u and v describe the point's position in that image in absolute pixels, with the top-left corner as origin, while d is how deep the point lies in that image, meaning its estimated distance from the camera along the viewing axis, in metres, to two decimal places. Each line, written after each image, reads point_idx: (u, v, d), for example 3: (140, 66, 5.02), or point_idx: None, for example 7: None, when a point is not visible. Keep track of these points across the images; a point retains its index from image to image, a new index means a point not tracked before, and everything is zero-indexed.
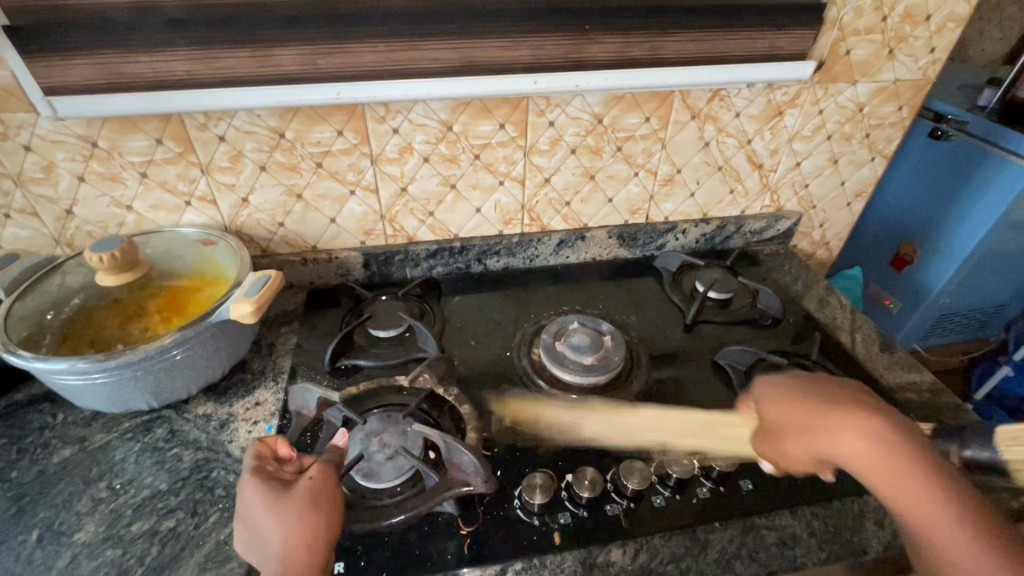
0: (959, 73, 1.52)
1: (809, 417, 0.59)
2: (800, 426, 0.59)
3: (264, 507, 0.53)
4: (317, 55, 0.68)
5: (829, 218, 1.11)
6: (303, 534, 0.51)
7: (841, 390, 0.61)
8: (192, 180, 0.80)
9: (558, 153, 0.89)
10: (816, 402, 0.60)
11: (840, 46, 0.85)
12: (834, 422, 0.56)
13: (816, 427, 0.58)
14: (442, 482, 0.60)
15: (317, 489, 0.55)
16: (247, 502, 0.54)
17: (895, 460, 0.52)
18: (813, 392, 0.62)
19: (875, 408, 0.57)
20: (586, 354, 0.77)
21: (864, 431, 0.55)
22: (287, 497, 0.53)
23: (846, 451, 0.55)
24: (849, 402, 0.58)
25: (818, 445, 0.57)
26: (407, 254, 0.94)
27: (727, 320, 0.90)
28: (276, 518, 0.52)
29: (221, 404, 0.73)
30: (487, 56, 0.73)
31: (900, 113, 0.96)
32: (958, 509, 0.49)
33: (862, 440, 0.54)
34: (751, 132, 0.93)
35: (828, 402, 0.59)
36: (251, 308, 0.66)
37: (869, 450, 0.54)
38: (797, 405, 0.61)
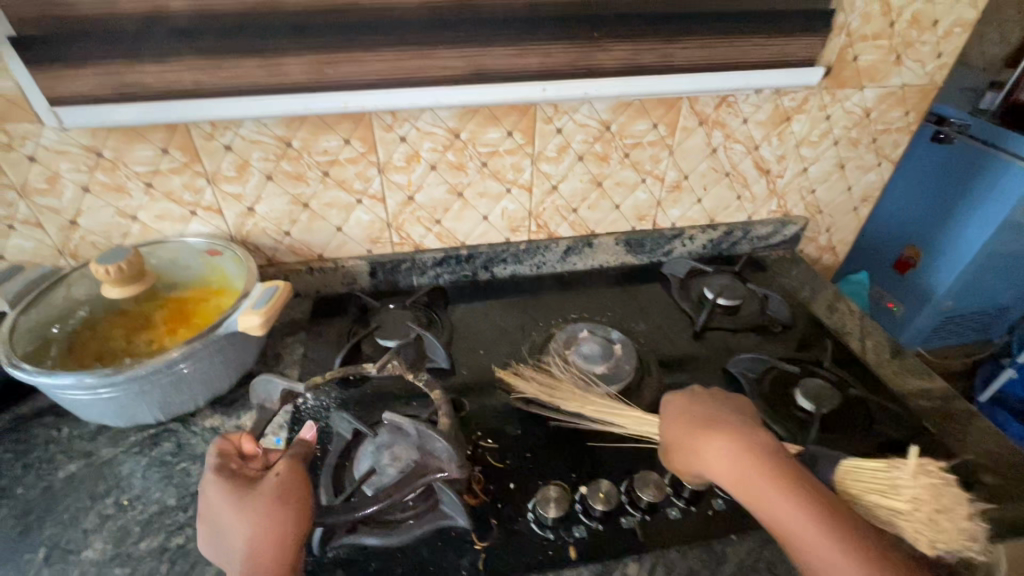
0: (960, 77, 1.52)
1: (689, 437, 0.60)
2: (681, 442, 0.61)
3: (226, 506, 0.53)
4: (325, 63, 0.68)
5: (835, 223, 1.10)
6: (269, 534, 0.50)
7: (724, 411, 0.62)
8: (198, 190, 0.79)
9: (565, 160, 0.88)
10: (698, 422, 0.61)
11: (848, 52, 0.85)
12: (710, 442, 0.58)
13: (696, 444, 0.59)
14: (417, 470, 0.57)
15: (282, 485, 0.54)
16: (209, 498, 0.54)
17: (761, 475, 0.53)
18: (696, 411, 0.63)
19: (747, 430, 0.59)
20: (596, 364, 0.77)
21: (737, 450, 0.56)
22: (250, 496, 0.53)
23: (720, 469, 0.56)
24: (725, 423, 0.60)
25: (697, 463, 0.59)
26: (414, 263, 0.93)
27: (736, 327, 0.90)
28: (240, 518, 0.51)
29: (228, 416, 0.72)
30: (496, 63, 0.72)
31: (907, 118, 0.96)
32: (822, 528, 0.49)
33: (733, 458, 0.56)
34: (758, 138, 0.93)
35: (707, 422, 0.61)
36: (260, 320, 0.65)
37: (740, 466, 0.55)
38: (677, 423, 0.63)
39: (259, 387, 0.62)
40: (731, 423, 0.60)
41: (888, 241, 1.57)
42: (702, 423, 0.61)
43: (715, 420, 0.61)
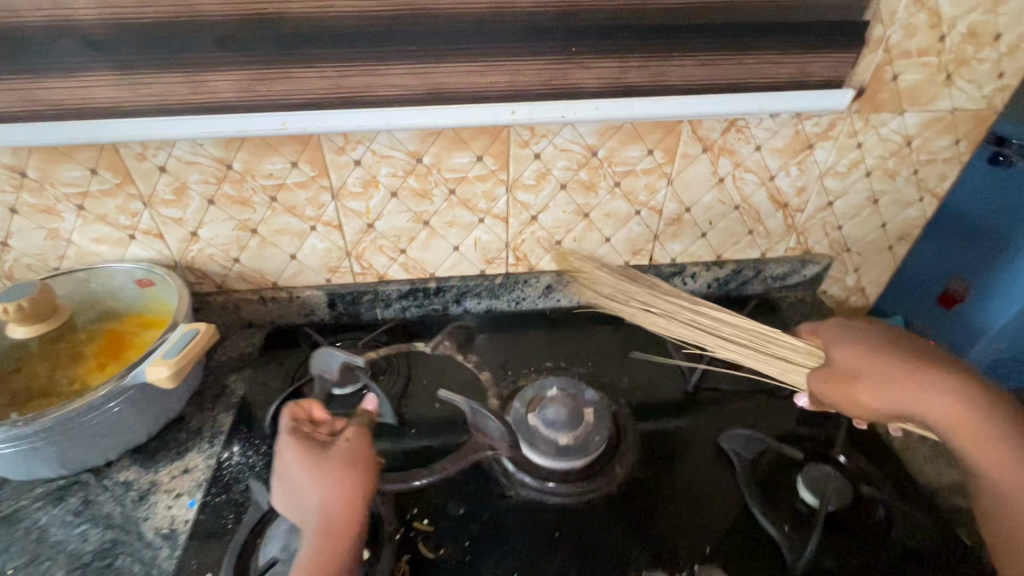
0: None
1: (891, 375, 0.57)
2: (875, 375, 0.57)
3: (305, 462, 0.53)
4: (256, 81, 0.59)
5: (865, 262, 0.96)
6: (343, 496, 0.52)
7: (887, 341, 0.60)
8: (134, 214, 0.72)
9: (545, 188, 0.78)
10: (893, 360, 0.57)
11: (886, 70, 0.71)
12: (924, 381, 0.55)
13: (916, 385, 0.56)
14: (470, 448, 0.63)
15: (353, 450, 0.55)
16: (285, 456, 0.55)
17: (989, 414, 0.53)
18: (876, 343, 0.60)
19: (930, 360, 0.57)
20: (559, 433, 0.65)
21: (950, 388, 0.55)
22: (326, 457, 0.54)
23: (938, 412, 0.54)
24: (915, 358, 0.58)
25: (893, 402, 0.56)
26: (377, 295, 0.85)
27: (737, 387, 0.77)
28: (320, 477, 0.53)
29: (146, 469, 0.65)
30: (455, 82, 0.62)
31: (957, 147, 0.82)
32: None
33: (959, 395, 0.54)
34: (774, 168, 0.80)
35: (886, 357, 0.58)
36: (168, 371, 0.57)
37: (959, 400, 0.54)
38: (863, 357, 0.59)
39: (320, 360, 0.71)
40: (909, 353, 0.58)
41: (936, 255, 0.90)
42: (912, 362, 0.57)
43: (906, 357, 0.58)
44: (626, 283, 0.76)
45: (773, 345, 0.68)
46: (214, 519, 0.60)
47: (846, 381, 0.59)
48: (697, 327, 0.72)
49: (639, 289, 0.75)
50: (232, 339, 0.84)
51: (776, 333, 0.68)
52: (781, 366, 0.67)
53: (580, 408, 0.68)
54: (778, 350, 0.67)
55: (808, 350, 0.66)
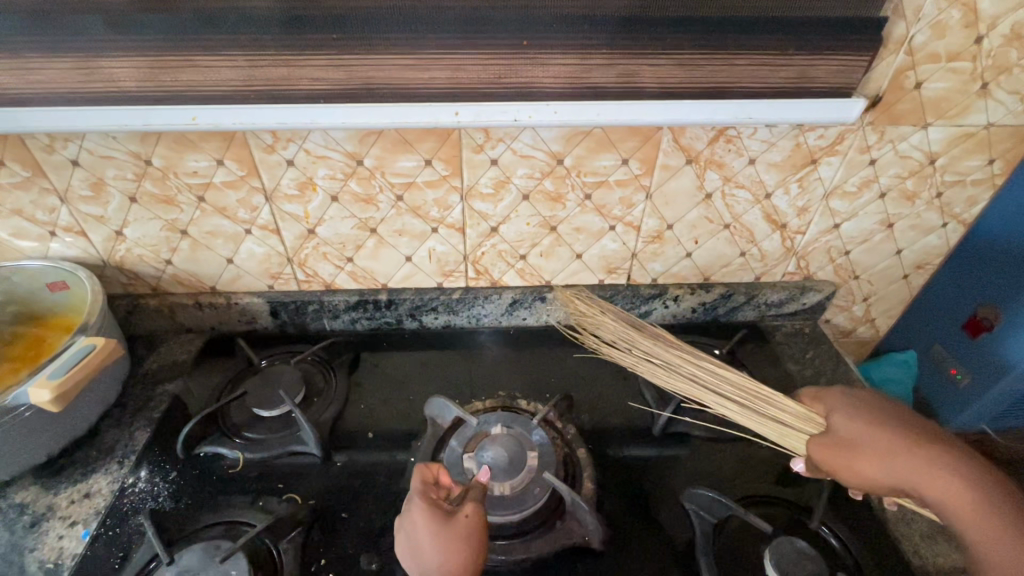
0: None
1: (894, 440, 0.49)
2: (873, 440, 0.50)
3: (428, 528, 0.49)
4: (159, 69, 0.52)
5: (876, 292, 0.85)
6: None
7: (901, 408, 0.53)
8: (51, 209, 0.66)
9: (505, 198, 0.69)
10: (898, 426, 0.50)
11: (907, 76, 0.60)
12: (929, 446, 0.48)
13: (921, 450, 0.48)
14: (560, 531, 0.57)
15: (472, 528, 0.50)
16: (410, 515, 0.51)
17: (999, 498, 0.45)
18: (885, 406, 0.53)
19: (939, 433, 0.50)
20: (495, 482, 0.58)
21: (958, 458, 0.47)
22: (446, 534, 0.49)
23: (940, 485, 0.46)
24: (926, 427, 0.50)
25: (891, 469, 0.48)
26: (322, 305, 0.78)
27: (711, 432, 0.68)
28: (435, 549, 0.48)
29: (46, 490, 0.60)
30: (388, 77, 0.54)
31: (989, 168, 0.70)
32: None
33: (965, 469, 0.46)
34: (770, 184, 0.70)
35: (892, 419, 0.51)
36: (52, 394, 0.52)
37: (966, 475, 0.46)
38: (866, 419, 0.52)
39: (435, 407, 0.66)
40: (920, 422, 0.51)
41: (957, 279, 0.81)
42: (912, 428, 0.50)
43: (914, 423, 0.51)
44: (635, 333, 0.71)
45: (771, 408, 0.61)
46: (102, 556, 0.54)
47: (838, 445, 0.52)
48: (696, 382, 0.66)
49: (641, 337, 0.70)
50: (168, 346, 0.78)
51: (773, 394, 0.62)
52: (777, 430, 0.60)
53: (523, 449, 0.61)
54: (778, 414, 0.60)
55: (805, 416, 0.58)
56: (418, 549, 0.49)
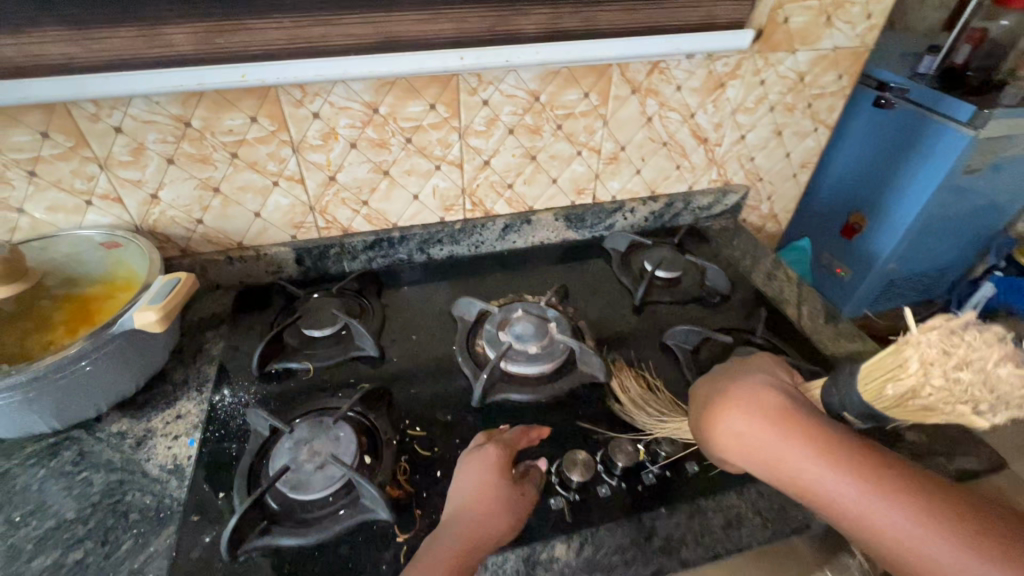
0: (884, 55, 1.61)
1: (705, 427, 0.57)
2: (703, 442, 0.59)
3: (483, 494, 0.55)
4: (214, 32, 0.62)
5: (776, 190, 1.10)
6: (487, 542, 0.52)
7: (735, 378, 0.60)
8: (90, 177, 0.72)
9: (494, 134, 0.84)
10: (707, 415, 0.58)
11: (778, 13, 0.83)
12: (759, 429, 0.52)
13: (755, 436, 0.52)
14: (576, 375, 0.73)
15: (519, 504, 0.56)
16: (480, 470, 0.58)
17: (787, 463, 0.49)
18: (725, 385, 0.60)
19: (766, 396, 0.54)
20: (529, 344, 0.74)
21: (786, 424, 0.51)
22: (500, 495, 0.55)
23: (749, 458, 0.53)
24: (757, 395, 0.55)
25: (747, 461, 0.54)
26: (343, 247, 0.89)
27: (678, 298, 0.89)
28: (484, 509, 0.54)
29: (137, 419, 0.68)
30: (406, 31, 0.67)
31: (840, 82, 0.96)
32: (868, 503, 0.45)
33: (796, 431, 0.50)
34: (693, 105, 0.91)
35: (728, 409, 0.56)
36: (157, 315, 0.60)
37: (799, 441, 0.49)
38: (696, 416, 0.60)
39: (461, 306, 0.81)
40: (748, 387, 0.56)
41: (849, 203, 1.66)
42: (713, 406, 0.57)
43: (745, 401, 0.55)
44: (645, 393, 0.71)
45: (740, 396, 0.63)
46: (214, 450, 0.64)
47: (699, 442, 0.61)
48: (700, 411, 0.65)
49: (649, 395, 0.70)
50: (202, 302, 0.85)
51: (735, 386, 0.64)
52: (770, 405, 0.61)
53: (544, 322, 0.77)
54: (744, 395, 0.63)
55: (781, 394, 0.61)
56: (464, 505, 0.54)
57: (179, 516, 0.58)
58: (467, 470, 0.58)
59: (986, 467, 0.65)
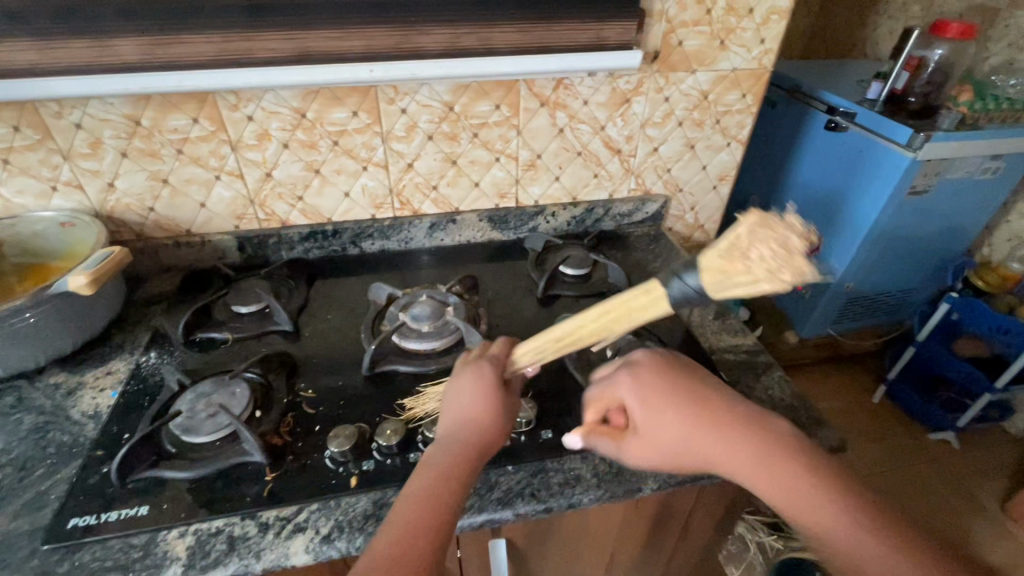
0: (838, 81, 1.67)
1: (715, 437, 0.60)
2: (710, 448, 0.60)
3: (473, 420, 0.61)
4: (154, 45, 0.74)
5: (698, 201, 1.17)
6: (488, 437, 0.60)
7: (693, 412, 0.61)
8: (54, 167, 0.84)
9: (415, 139, 0.94)
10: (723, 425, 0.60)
11: (671, 37, 0.92)
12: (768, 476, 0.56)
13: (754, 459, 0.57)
14: (461, 352, 0.81)
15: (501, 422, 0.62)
16: (473, 385, 0.63)
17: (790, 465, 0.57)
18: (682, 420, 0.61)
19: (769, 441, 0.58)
20: (423, 324, 0.82)
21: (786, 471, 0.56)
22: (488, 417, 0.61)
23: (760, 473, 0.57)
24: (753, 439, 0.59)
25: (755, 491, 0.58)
26: (281, 238, 0.99)
27: (580, 293, 0.96)
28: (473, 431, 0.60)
29: (73, 373, 0.78)
30: (321, 46, 0.78)
31: (745, 101, 1.04)
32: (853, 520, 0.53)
33: (778, 468, 0.57)
34: (602, 119, 0.99)
35: (724, 453, 0.59)
36: (87, 279, 0.71)
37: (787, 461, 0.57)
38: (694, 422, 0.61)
39: (373, 291, 0.90)
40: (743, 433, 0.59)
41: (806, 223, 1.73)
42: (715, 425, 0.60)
43: (738, 452, 0.58)
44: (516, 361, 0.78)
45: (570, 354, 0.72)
46: (130, 400, 0.73)
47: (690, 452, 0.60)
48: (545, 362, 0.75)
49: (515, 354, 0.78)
50: (153, 282, 0.97)
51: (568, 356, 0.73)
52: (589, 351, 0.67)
53: (442, 305, 0.85)
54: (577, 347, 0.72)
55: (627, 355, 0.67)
56: (461, 415, 0.61)
57: (87, 451, 0.67)
58: (457, 384, 0.64)
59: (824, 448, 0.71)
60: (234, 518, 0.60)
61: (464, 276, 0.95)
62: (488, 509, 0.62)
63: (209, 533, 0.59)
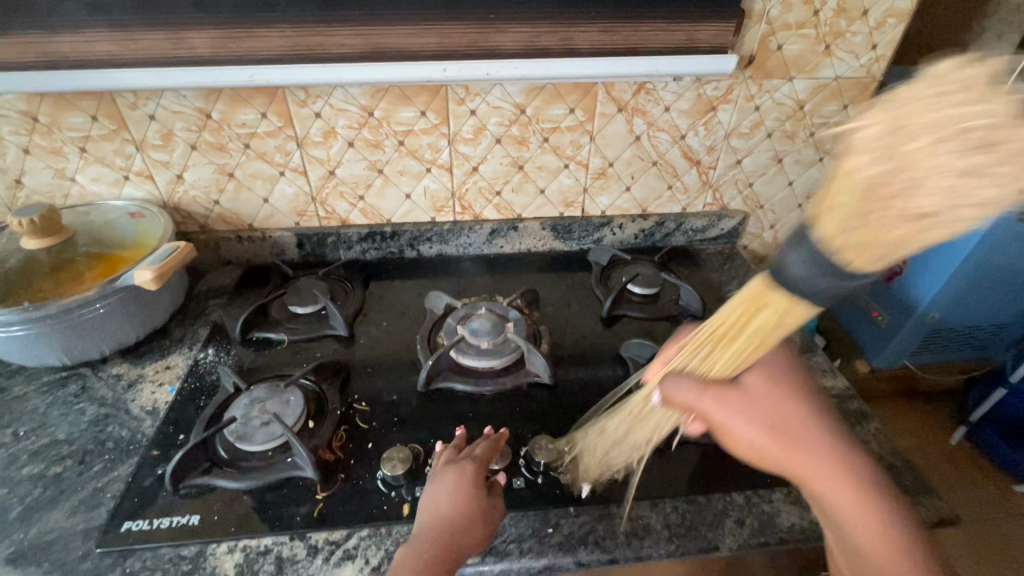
0: None
1: (798, 432, 0.51)
2: (795, 439, 0.51)
3: (431, 531, 0.53)
4: (228, 38, 0.72)
5: (780, 219, 1.07)
6: (452, 546, 0.52)
7: (781, 413, 0.52)
8: (128, 157, 0.84)
9: (482, 142, 0.90)
10: (810, 427, 0.52)
11: (770, 40, 0.83)
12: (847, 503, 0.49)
13: (835, 473, 0.49)
14: (519, 373, 0.76)
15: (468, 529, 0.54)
16: (438, 485, 0.58)
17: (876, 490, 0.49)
18: (766, 418, 0.51)
19: (845, 454, 0.51)
20: (482, 339, 0.77)
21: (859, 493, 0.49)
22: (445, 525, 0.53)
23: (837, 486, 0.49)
24: (834, 456, 0.50)
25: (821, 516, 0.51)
26: (339, 237, 0.97)
27: (648, 314, 0.90)
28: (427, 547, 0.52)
29: (135, 365, 0.78)
30: (394, 42, 0.75)
31: (845, 112, 0.93)
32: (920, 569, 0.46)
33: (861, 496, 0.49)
34: (683, 127, 0.92)
35: (788, 455, 0.51)
36: (152, 274, 0.70)
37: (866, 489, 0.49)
38: (780, 408, 0.52)
39: (430, 299, 0.88)
40: (824, 448, 0.51)
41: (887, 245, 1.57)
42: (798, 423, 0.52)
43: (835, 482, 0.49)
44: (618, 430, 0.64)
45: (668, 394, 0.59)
46: (187, 398, 0.72)
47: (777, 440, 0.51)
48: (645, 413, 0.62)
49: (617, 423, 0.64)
50: (214, 275, 0.97)
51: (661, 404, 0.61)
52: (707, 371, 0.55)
53: (502, 320, 0.80)
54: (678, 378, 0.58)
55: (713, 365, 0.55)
56: (431, 521, 0.54)
57: (143, 449, 0.66)
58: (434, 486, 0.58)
59: (932, 520, 0.62)
60: (283, 537, 0.57)
61: (525, 288, 0.91)
62: (547, 554, 0.57)
63: (258, 552, 0.56)
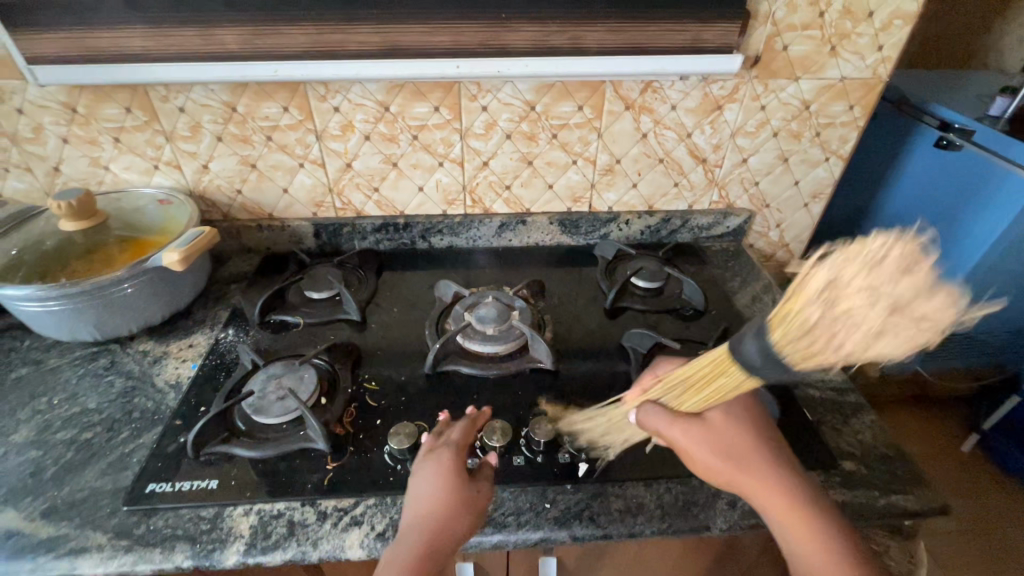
0: (955, 93, 1.50)
1: (754, 457, 0.56)
2: (747, 460, 0.56)
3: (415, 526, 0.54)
4: (254, 35, 0.76)
5: (785, 218, 1.08)
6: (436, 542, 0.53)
7: (737, 438, 0.58)
8: (158, 147, 0.89)
9: (493, 137, 0.93)
10: (763, 453, 0.57)
11: (776, 41, 0.85)
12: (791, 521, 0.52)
13: (785, 494, 0.54)
14: (523, 359, 0.79)
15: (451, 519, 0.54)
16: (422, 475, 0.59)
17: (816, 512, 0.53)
18: (722, 444, 0.57)
19: (791, 478, 0.55)
20: (488, 326, 0.81)
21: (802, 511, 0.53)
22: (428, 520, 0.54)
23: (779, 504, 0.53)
24: (781, 479, 0.55)
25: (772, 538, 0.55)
26: (354, 227, 1.01)
27: (651, 307, 0.92)
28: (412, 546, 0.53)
29: (160, 342, 0.83)
30: (410, 40, 0.78)
31: (852, 112, 0.95)
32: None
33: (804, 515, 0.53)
34: (689, 125, 0.94)
35: (738, 473, 0.55)
36: (179, 256, 0.75)
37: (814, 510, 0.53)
38: (738, 433, 0.58)
39: (440, 288, 0.91)
40: (771, 472, 0.55)
41: None
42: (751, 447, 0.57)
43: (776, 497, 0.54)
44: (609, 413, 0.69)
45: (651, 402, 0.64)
46: (208, 374, 0.77)
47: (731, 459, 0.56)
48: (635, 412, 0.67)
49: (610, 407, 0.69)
50: (234, 261, 1.01)
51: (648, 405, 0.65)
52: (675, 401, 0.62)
53: (507, 309, 0.84)
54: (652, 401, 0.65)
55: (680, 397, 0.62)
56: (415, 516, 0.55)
57: (167, 419, 0.71)
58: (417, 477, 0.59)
59: (923, 509, 0.63)
60: (294, 502, 0.61)
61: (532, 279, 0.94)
62: (543, 527, 0.60)
63: (271, 515, 0.60)
